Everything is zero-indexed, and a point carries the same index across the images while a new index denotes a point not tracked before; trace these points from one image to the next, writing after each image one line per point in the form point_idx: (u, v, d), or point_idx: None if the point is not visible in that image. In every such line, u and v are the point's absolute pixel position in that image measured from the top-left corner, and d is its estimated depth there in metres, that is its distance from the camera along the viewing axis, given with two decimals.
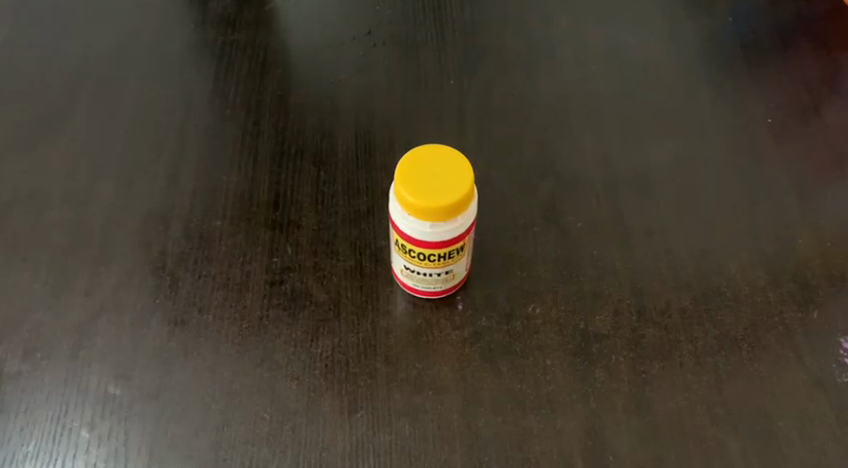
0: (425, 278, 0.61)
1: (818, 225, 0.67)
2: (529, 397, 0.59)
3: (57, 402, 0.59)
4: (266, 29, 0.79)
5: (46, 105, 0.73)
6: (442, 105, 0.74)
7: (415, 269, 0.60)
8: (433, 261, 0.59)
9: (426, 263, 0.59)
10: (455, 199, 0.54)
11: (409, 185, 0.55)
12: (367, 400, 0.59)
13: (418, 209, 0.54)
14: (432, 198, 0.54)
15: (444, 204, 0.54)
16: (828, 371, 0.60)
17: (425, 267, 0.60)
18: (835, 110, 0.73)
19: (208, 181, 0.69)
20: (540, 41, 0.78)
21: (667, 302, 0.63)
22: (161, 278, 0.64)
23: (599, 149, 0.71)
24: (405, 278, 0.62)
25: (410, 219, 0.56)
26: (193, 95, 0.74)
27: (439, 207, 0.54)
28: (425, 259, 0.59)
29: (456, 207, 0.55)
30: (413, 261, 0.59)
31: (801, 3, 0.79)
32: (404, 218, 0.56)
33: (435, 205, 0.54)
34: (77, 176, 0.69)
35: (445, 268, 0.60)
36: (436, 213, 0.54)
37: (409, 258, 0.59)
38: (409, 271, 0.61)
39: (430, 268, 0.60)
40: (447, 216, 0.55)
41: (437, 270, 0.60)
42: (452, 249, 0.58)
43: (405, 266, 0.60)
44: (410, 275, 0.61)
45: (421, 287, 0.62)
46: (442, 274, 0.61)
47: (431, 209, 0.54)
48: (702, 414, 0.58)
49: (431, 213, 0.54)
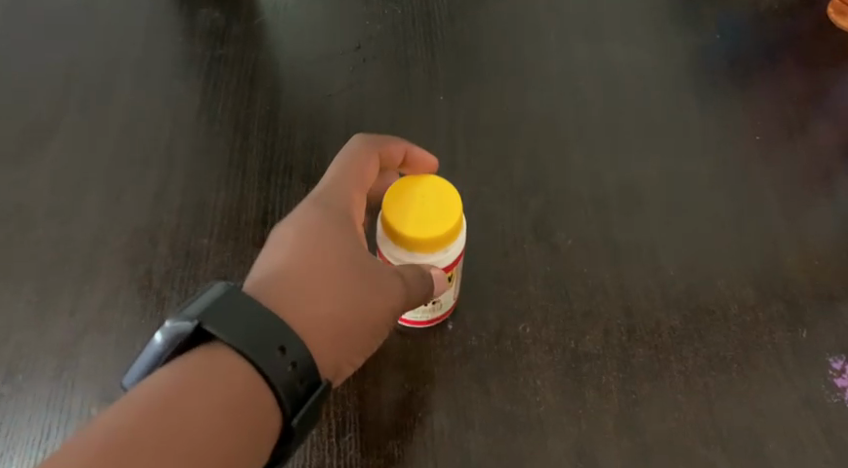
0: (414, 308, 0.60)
1: (807, 243, 0.66)
2: (520, 419, 0.58)
3: (40, 426, 0.58)
4: (254, 43, 0.79)
5: (31, 121, 0.73)
6: (431, 120, 0.73)
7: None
8: None
9: None
10: (444, 231, 0.54)
11: (397, 216, 0.54)
12: (356, 422, 0.59)
13: (407, 240, 0.54)
14: (423, 227, 0.54)
15: (434, 235, 0.54)
16: (817, 392, 0.60)
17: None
18: (821, 128, 0.73)
19: (195, 197, 0.68)
20: (530, 56, 0.78)
21: (657, 322, 0.63)
22: (147, 297, 0.63)
23: (588, 166, 0.71)
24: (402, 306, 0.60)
25: (398, 250, 0.55)
26: (181, 110, 0.74)
27: (429, 240, 0.54)
28: None
29: (445, 240, 0.54)
30: None
31: (787, 22, 0.80)
32: (391, 248, 0.56)
33: (423, 238, 0.54)
34: (61, 192, 0.69)
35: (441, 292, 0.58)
36: (425, 245, 0.54)
37: None
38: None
39: None
40: (436, 247, 0.55)
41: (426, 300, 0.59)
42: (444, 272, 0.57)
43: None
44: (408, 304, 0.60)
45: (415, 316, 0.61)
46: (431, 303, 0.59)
47: (419, 240, 0.54)
48: (693, 435, 0.58)
49: (419, 244, 0.54)
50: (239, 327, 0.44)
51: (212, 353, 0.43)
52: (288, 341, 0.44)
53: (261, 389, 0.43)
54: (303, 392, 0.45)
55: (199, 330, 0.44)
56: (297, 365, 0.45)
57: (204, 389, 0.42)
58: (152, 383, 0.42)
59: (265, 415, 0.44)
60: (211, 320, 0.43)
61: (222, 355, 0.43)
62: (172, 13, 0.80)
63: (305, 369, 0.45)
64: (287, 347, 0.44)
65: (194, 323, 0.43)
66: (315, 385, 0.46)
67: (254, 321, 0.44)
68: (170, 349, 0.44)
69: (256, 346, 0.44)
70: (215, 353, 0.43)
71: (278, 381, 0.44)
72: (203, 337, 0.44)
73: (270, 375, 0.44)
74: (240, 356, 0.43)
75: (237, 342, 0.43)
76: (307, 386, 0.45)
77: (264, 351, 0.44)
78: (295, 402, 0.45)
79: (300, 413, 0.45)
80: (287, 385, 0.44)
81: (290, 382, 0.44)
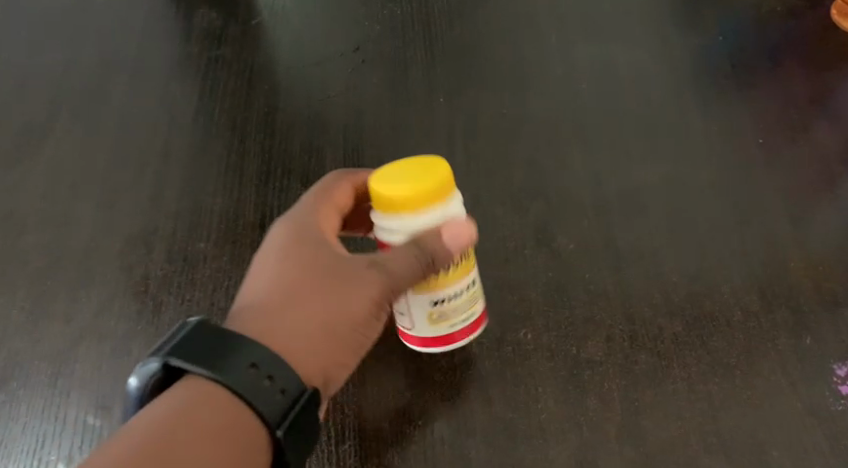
0: (454, 302, 0.55)
1: (810, 248, 0.66)
2: (522, 427, 0.58)
3: (33, 435, 0.56)
4: (251, 45, 0.78)
5: (26, 124, 0.72)
6: (431, 122, 0.72)
7: (446, 295, 0.54)
8: (458, 270, 0.54)
9: (453, 278, 0.54)
10: (438, 177, 0.50)
11: (387, 185, 0.50)
12: (355, 430, 0.58)
13: (410, 201, 0.50)
14: (417, 182, 0.50)
15: (432, 184, 0.50)
16: (823, 402, 0.59)
17: (455, 284, 0.54)
18: (825, 129, 0.72)
19: (192, 202, 0.67)
20: (529, 59, 0.78)
21: (659, 328, 0.62)
22: (142, 302, 0.62)
23: (589, 169, 0.70)
24: (439, 316, 0.56)
25: (407, 221, 0.51)
26: (177, 112, 0.73)
27: (430, 190, 0.50)
28: (452, 271, 0.54)
29: (443, 187, 0.51)
30: (442, 282, 0.54)
31: (788, 24, 0.80)
32: (400, 224, 0.51)
33: (423, 189, 0.50)
34: (56, 196, 0.68)
35: (469, 280, 0.55)
36: (429, 198, 0.50)
37: (438, 282, 0.54)
38: (439, 305, 0.55)
39: (458, 284, 0.54)
40: (439, 197, 0.51)
41: (463, 284, 0.55)
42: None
43: (433, 301, 0.55)
44: (445, 312, 0.56)
45: (455, 325, 0.57)
46: (466, 288, 0.55)
47: (421, 194, 0.50)
48: (698, 444, 0.57)
49: (424, 199, 0.50)
50: (207, 354, 0.45)
51: (186, 385, 0.45)
52: (258, 357, 0.45)
53: (241, 408, 0.44)
54: (286, 404, 0.45)
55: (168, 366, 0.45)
56: (272, 378, 0.45)
57: (188, 414, 0.43)
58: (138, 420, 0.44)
59: (251, 432, 0.44)
60: (176, 354, 0.45)
61: (194, 385, 0.45)
62: (170, 18, 0.80)
63: (282, 382, 0.46)
64: (259, 362, 0.45)
65: (160, 360, 0.45)
66: (299, 394, 0.46)
67: (220, 346, 0.45)
68: (147, 390, 0.46)
69: (225, 369, 0.45)
70: (187, 385, 0.45)
71: (255, 397, 0.44)
72: (175, 373, 0.46)
73: (245, 393, 0.44)
74: (214, 381, 0.44)
75: (204, 369, 0.44)
76: (287, 397, 0.46)
77: (234, 372, 0.45)
78: (279, 414, 0.45)
79: (286, 425, 0.45)
80: (266, 400, 0.45)
81: (268, 395, 0.45)
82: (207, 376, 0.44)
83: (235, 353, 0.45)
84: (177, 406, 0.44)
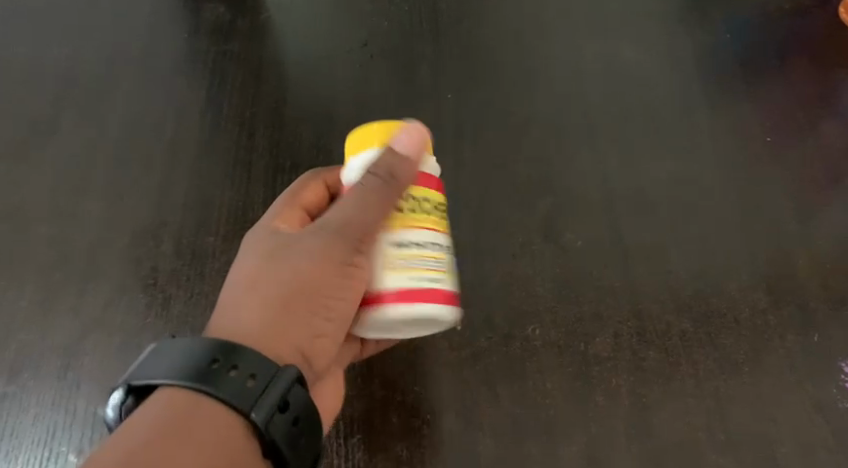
0: (426, 253, 0.50)
1: (818, 246, 0.66)
2: (530, 422, 0.58)
3: (43, 427, 0.57)
4: (259, 40, 0.78)
5: (34, 117, 0.72)
6: (438, 117, 0.72)
7: (409, 239, 0.50)
8: (428, 217, 0.51)
9: (422, 222, 0.51)
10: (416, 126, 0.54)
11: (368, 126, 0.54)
12: (363, 424, 0.58)
13: (389, 128, 0.52)
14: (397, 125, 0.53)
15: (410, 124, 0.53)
16: (829, 398, 0.59)
17: (419, 230, 0.50)
18: (832, 128, 0.73)
19: (200, 196, 0.68)
20: (537, 55, 0.78)
21: (667, 324, 0.62)
22: (152, 296, 0.62)
23: (597, 165, 0.70)
24: (400, 265, 0.49)
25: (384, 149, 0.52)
26: (185, 106, 0.73)
27: (409, 126, 0.53)
28: (420, 213, 0.51)
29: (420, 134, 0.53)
30: (411, 221, 0.50)
31: (796, 22, 0.80)
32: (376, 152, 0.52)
33: (402, 123, 0.53)
34: (64, 189, 0.68)
35: (436, 240, 0.51)
36: (409, 131, 0.53)
37: (406, 218, 0.50)
38: (402, 250, 0.50)
39: (429, 233, 0.51)
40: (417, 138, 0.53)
41: (434, 239, 0.51)
42: (417, 192, 0.51)
43: (395, 244, 0.50)
44: (408, 261, 0.50)
45: (416, 281, 0.49)
46: (438, 247, 0.51)
47: (400, 125, 0.53)
48: (704, 440, 0.57)
49: (404, 129, 0.52)
50: (167, 366, 0.44)
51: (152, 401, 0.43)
52: (238, 358, 0.44)
53: (226, 413, 0.43)
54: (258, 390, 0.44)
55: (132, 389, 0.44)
56: (237, 367, 0.44)
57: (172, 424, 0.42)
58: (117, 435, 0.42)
59: (239, 436, 0.43)
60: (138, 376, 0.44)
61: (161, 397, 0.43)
62: (177, 11, 0.80)
63: (265, 382, 0.44)
64: (219, 357, 0.44)
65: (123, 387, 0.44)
66: (270, 378, 0.45)
67: (196, 353, 0.44)
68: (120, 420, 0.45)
69: (202, 374, 0.43)
70: (154, 400, 0.43)
71: (239, 399, 0.43)
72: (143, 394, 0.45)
73: (228, 396, 0.43)
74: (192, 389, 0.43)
75: (182, 381, 0.43)
76: (275, 397, 0.44)
77: (212, 376, 0.43)
78: (268, 415, 0.44)
79: (276, 425, 0.44)
80: (235, 391, 0.43)
81: (237, 385, 0.44)
82: (183, 385, 0.43)
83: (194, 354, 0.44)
84: (158, 417, 0.42)
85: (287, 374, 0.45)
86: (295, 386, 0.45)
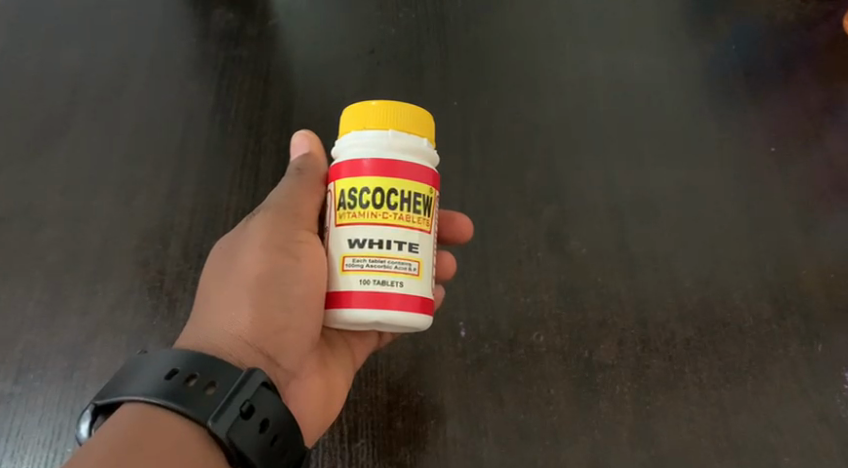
0: (384, 251, 0.50)
1: (822, 256, 0.66)
2: (533, 427, 0.58)
3: (49, 427, 0.57)
4: (268, 45, 0.79)
5: (44, 120, 0.73)
6: (445, 124, 0.73)
7: (366, 238, 0.50)
8: (394, 214, 0.50)
9: (385, 220, 0.50)
10: (412, 105, 0.52)
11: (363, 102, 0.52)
12: (367, 428, 0.58)
13: (380, 108, 0.51)
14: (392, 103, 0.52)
15: (405, 104, 0.51)
16: (832, 407, 0.59)
17: (380, 229, 0.50)
18: (836, 139, 0.73)
19: (207, 199, 0.68)
20: (544, 63, 0.78)
21: (672, 333, 0.62)
22: (158, 298, 0.63)
23: (603, 173, 0.70)
24: (353, 264, 0.50)
25: (367, 132, 0.51)
26: (193, 110, 0.74)
27: (402, 106, 0.51)
28: (384, 211, 0.50)
29: (415, 115, 0.52)
30: (371, 219, 0.50)
31: (802, 33, 0.80)
32: (359, 136, 0.51)
33: (395, 103, 0.51)
34: (73, 191, 0.68)
35: (402, 240, 0.50)
36: (400, 112, 0.51)
37: (367, 215, 0.50)
38: (357, 250, 0.50)
39: (393, 231, 0.50)
40: (410, 121, 0.51)
41: (399, 238, 0.50)
42: (386, 185, 0.50)
43: (350, 242, 0.50)
44: (361, 262, 0.50)
45: (366, 284, 0.49)
46: (403, 246, 0.50)
47: (392, 106, 0.51)
48: (707, 448, 0.58)
49: (393, 111, 0.51)
50: (129, 382, 0.45)
51: (117, 416, 0.44)
52: (197, 367, 0.46)
53: (186, 424, 0.44)
54: (218, 398, 0.45)
55: (99, 408, 0.45)
56: (195, 376, 0.45)
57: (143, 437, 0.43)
58: (83, 450, 0.43)
59: (204, 446, 0.44)
60: (102, 395, 0.45)
61: (125, 413, 0.44)
62: (187, 16, 0.81)
63: (228, 388, 0.45)
64: (179, 369, 0.45)
65: (90, 407, 0.45)
66: (230, 385, 0.45)
67: (155, 367, 0.45)
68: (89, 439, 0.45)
69: (162, 389, 0.44)
70: (118, 416, 0.44)
71: (201, 408, 0.44)
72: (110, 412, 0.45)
73: (189, 407, 0.44)
74: (154, 404, 0.44)
75: (144, 393, 0.44)
76: (238, 402, 0.45)
77: (173, 389, 0.44)
78: (231, 422, 0.44)
79: (241, 431, 0.44)
80: (194, 401, 0.44)
81: (197, 394, 0.45)
82: (144, 401, 0.44)
83: (155, 367, 0.45)
84: (121, 430, 0.43)
85: (252, 379, 0.46)
86: (262, 391, 0.46)
